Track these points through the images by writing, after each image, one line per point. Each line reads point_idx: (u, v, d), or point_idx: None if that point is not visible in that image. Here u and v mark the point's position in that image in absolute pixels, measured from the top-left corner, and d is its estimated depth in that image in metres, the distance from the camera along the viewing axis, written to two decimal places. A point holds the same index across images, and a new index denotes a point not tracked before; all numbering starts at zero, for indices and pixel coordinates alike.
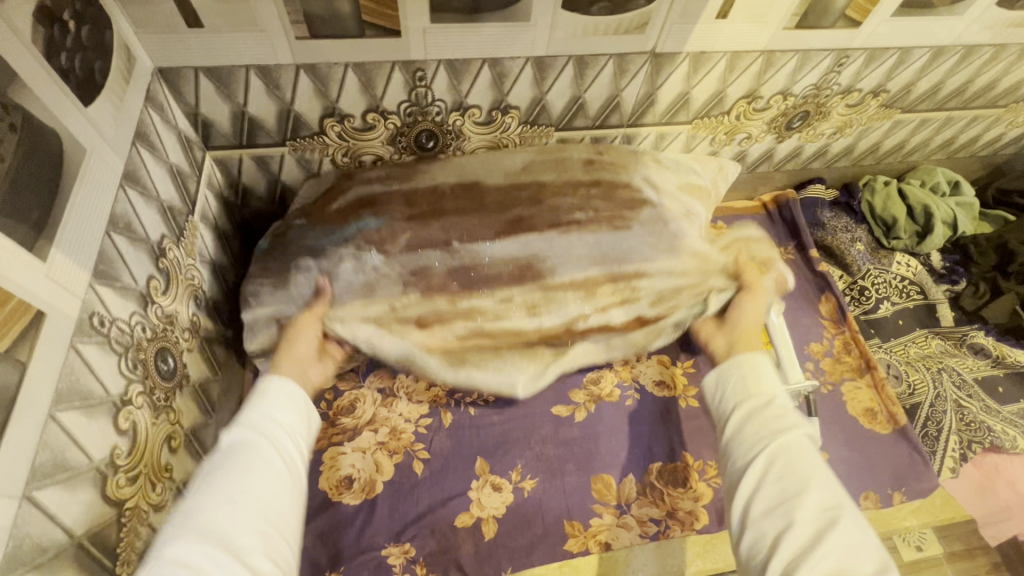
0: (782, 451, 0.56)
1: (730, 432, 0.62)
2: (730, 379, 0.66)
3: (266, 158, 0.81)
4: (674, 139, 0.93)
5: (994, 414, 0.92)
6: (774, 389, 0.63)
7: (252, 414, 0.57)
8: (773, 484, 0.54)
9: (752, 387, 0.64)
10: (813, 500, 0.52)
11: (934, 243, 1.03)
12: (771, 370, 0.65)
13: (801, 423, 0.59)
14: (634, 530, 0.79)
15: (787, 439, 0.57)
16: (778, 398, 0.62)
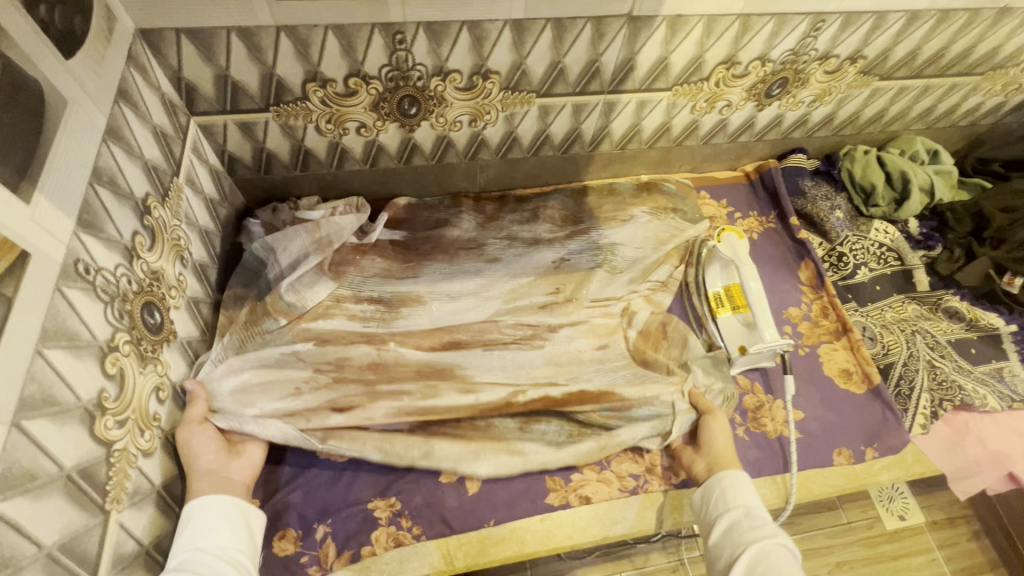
0: (763, 557, 0.63)
1: (718, 547, 0.69)
2: (714, 493, 0.75)
3: (251, 124, 0.82)
4: (654, 107, 0.95)
5: (966, 374, 0.96)
6: (753, 502, 0.72)
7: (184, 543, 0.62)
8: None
9: (730, 499, 0.73)
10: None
11: (911, 211, 1.05)
12: (747, 485, 0.74)
13: (778, 530, 0.67)
14: (614, 485, 0.82)
15: (765, 547, 0.64)
16: (755, 510, 0.70)
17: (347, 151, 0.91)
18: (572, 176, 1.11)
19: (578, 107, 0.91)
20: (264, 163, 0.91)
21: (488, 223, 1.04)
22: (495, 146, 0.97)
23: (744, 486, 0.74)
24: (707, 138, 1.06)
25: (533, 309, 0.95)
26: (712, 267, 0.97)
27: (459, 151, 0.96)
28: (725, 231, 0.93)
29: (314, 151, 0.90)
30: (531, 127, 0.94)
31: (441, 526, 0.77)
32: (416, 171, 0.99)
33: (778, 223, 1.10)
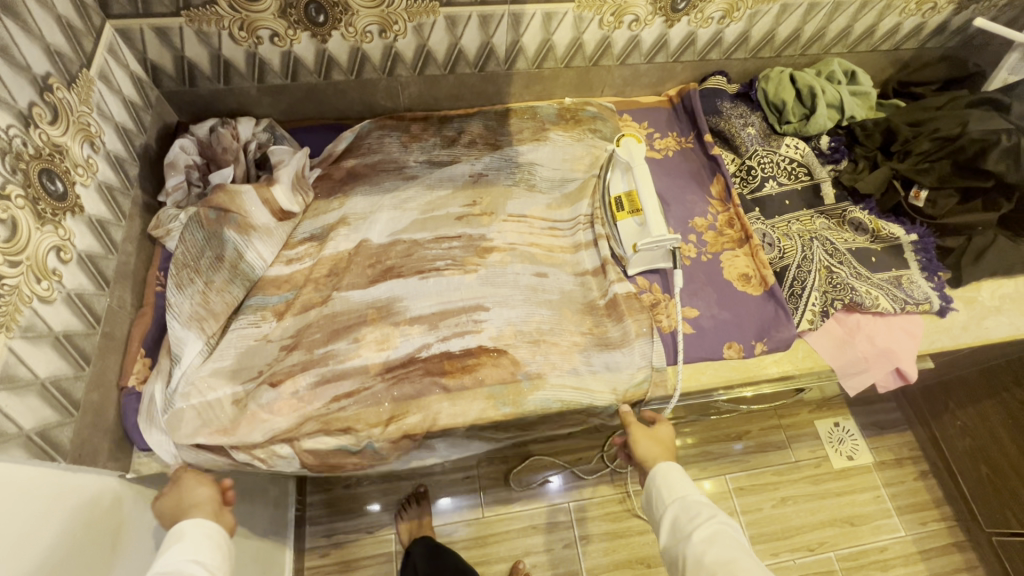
0: (715, 532, 0.68)
1: (668, 543, 0.72)
2: (654, 489, 0.77)
3: (166, 30, 0.88)
4: (562, 20, 0.99)
5: (862, 279, 1.00)
6: (688, 490, 0.75)
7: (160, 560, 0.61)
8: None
9: (669, 489, 0.75)
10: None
11: (820, 124, 1.08)
12: (680, 473, 0.77)
13: (713, 507, 0.72)
14: (507, 368, 0.88)
15: (710, 530, 0.68)
16: (690, 495, 0.74)
17: (265, 63, 0.96)
18: (496, 99, 1.15)
19: (485, 18, 0.95)
20: (187, 74, 0.96)
21: (411, 141, 1.10)
22: (410, 60, 1.01)
23: (677, 477, 0.76)
24: (623, 58, 1.10)
25: (448, 221, 1.02)
26: (614, 173, 1.01)
27: (376, 66, 1.01)
28: (624, 137, 0.98)
29: (233, 62, 0.95)
30: (442, 40, 0.98)
31: (342, 401, 0.84)
32: (338, 87, 1.04)
33: (695, 142, 1.14)
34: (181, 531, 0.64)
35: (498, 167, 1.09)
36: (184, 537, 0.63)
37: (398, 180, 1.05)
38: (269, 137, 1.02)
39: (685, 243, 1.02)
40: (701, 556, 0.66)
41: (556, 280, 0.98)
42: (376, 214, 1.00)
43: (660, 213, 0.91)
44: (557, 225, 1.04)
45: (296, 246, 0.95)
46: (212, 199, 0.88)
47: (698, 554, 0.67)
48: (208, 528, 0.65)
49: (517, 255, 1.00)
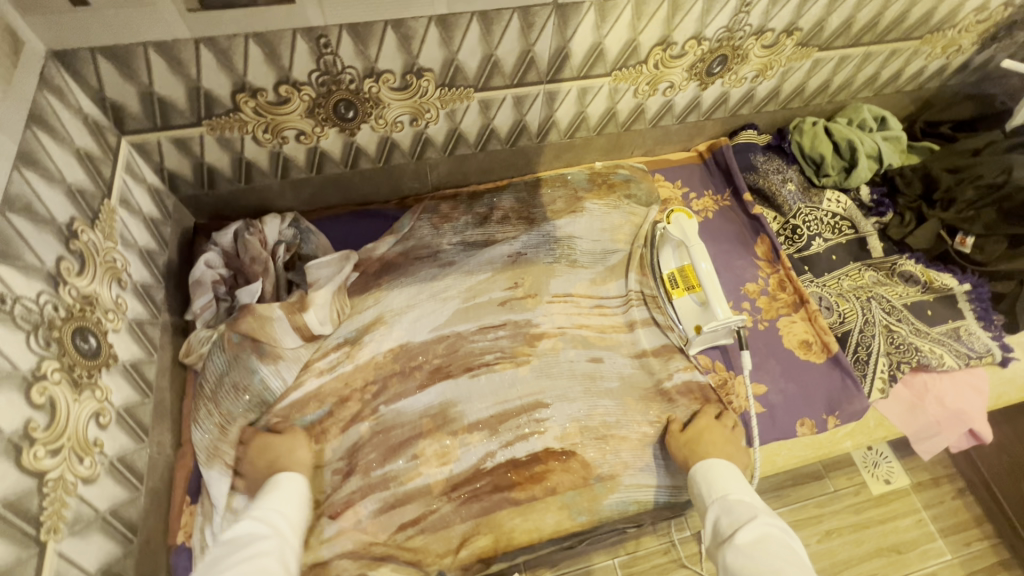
0: (756, 527, 0.64)
1: (709, 547, 0.67)
2: (699, 491, 0.75)
3: (185, 139, 0.81)
4: (597, 93, 0.95)
5: (923, 336, 0.97)
6: (733, 492, 0.71)
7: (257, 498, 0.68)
8: (750, 565, 0.59)
9: (715, 490, 0.73)
10: (789, 569, 0.57)
11: (861, 176, 1.06)
12: (725, 473, 0.74)
13: (760, 507, 0.68)
14: (577, 473, 0.83)
15: (749, 529, 0.64)
16: (734, 494, 0.71)
17: (290, 160, 0.90)
18: (524, 169, 1.11)
19: (519, 99, 0.91)
20: (206, 179, 0.89)
21: (442, 222, 1.04)
22: (441, 143, 0.96)
23: (721, 470, 0.75)
24: (655, 121, 1.06)
25: (491, 308, 0.97)
26: (664, 249, 1.00)
27: (405, 152, 0.96)
28: (674, 211, 0.96)
29: (255, 162, 0.89)
30: (473, 122, 0.93)
31: (409, 529, 0.78)
32: (364, 175, 0.99)
33: (733, 200, 1.10)
34: (279, 481, 0.71)
35: (535, 243, 1.04)
36: (282, 487, 0.70)
37: (434, 267, 1.00)
38: (296, 233, 0.96)
39: (755, 317, 0.98)
40: (735, 546, 0.62)
41: (612, 364, 0.93)
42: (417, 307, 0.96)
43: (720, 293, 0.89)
44: (605, 302, 1.00)
45: (328, 353, 0.90)
46: (240, 322, 0.83)
47: (729, 551, 0.62)
48: (298, 489, 0.71)
49: (568, 340, 0.95)
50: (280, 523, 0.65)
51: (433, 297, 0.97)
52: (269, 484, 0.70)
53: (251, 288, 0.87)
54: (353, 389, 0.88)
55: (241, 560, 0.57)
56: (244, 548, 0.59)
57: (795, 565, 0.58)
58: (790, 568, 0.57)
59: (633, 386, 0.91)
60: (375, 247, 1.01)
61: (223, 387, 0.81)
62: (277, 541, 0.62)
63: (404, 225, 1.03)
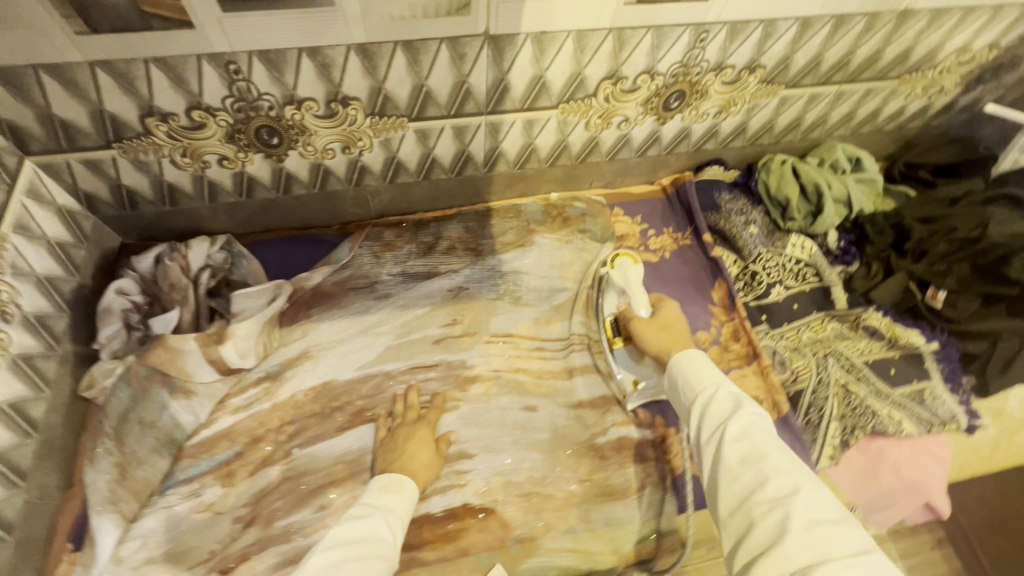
0: (742, 427, 0.60)
1: (697, 436, 0.64)
2: (681, 381, 0.70)
3: (98, 161, 0.77)
4: (544, 125, 0.90)
5: (883, 398, 0.91)
6: (718, 378, 0.67)
7: (376, 495, 0.69)
8: (736, 476, 0.57)
9: (698, 381, 0.68)
10: (775, 481, 0.54)
11: (828, 222, 1.00)
12: (706, 363, 0.70)
13: (748, 399, 0.63)
14: (495, 532, 0.78)
15: (739, 421, 0.61)
16: (722, 385, 0.66)
17: (215, 184, 0.86)
18: (475, 198, 1.06)
19: (459, 129, 0.86)
20: (127, 200, 0.85)
21: (384, 250, 1.00)
22: (379, 171, 0.91)
23: (701, 363, 0.70)
24: (612, 154, 1.01)
25: (424, 346, 0.92)
26: (608, 291, 0.94)
27: (341, 178, 0.91)
28: (617, 255, 0.93)
29: (179, 185, 0.85)
30: (412, 151, 0.89)
31: None
32: (300, 200, 0.94)
33: (693, 240, 1.05)
34: (403, 483, 0.72)
35: (479, 277, 0.99)
36: (403, 489, 0.71)
37: (369, 299, 0.95)
38: (226, 257, 0.92)
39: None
40: (720, 453, 0.60)
41: (547, 414, 0.87)
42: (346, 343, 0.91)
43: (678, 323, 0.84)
44: (547, 345, 0.94)
45: (245, 389, 0.85)
46: (148, 354, 0.79)
47: (721, 442, 0.60)
48: (414, 498, 0.71)
49: (502, 385, 0.90)
50: (396, 531, 0.65)
51: (365, 332, 0.92)
52: (393, 482, 0.72)
53: (166, 317, 0.83)
54: (268, 429, 0.83)
55: (355, 559, 0.58)
56: (363, 546, 0.60)
57: (784, 472, 0.55)
58: (774, 480, 0.54)
59: (565, 439, 0.86)
60: (308, 276, 0.96)
61: (125, 424, 0.77)
62: (393, 549, 0.62)
63: (342, 255, 0.98)
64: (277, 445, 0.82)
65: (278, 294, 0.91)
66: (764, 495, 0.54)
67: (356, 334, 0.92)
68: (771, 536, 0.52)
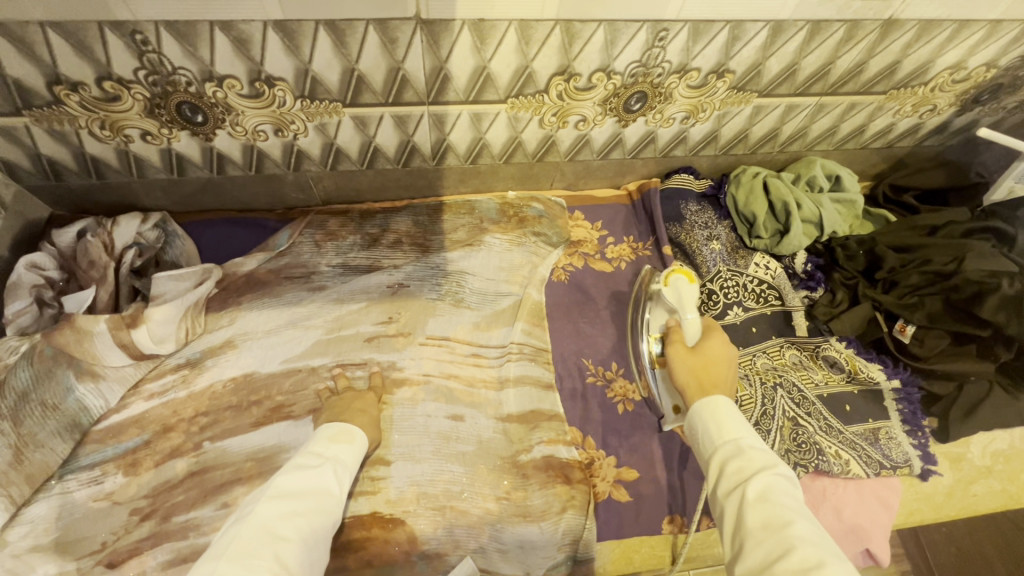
0: (767, 494, 0.50)
1: (713, 496, 0.55)
2: (697, 427, 0.61)
3: (10, 129, 0.73)
4: (494, 120, 0.84)
5: (833, 436, 0.85)
6: (742, 428, 0.58)
7: (324, 443, 0.66)
8: (760, 551, 0.47)
9: (718, 428, 0.58)
10: (802, 554, 0.45)
11: (794, 244, 0.93)
12: (730, 408, 0.60)
13: (777, 459, 0.53)
14: (402, 546, 0.75)
15: (762, 482, 0.51)
16: (745, 439, 0.56)
17: (142, 160, 0.82)
18: (428, 191, 1.01)
19: (400, 118, 0.81)
20: (51, 171, 0.82)
21: (326, 240, 0.95)
22: (318, 157, 0.87)
23: (727, 412, 0.59)
24: (572, 154, 0.95)
25: (354, 343, 0.87)
26: (657, 310, 0.85)
27: (278, 162, 0.87)
28: (674, 271, 0.83)
29: (103, 158, 0.81)
30: (352, 138, 0.84)
31: None
32: (237, 181, 0.90)
33: (654, 251, 0.99)
34: (354, 435, 0.69)
35: (422, 274, 0.94)
36: (353, 442, 0.68)
37: (302, 290, 0.91)
38: (159, 235, 0.89)
39: (610, 384, 0.89)
40: (743, 521, 0.50)
41: (474, 425, 0.83)
42: (272, 333, 0.87)
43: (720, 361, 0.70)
44: (485, 351, 0.89)
45: (164, 374, 0.82)
46: (55, 334, 0.76)
47: (742, 511, 0.50)
48: (363, 450, 0.69)
49: (431, 390, 0.85)
50: (344, 483, 0.63)
51: (294, 323, 0.88)
52: (343, 433, 0.68)
53: (80, 296, 0.80)
54: (179, 419, 0.79)
55: (297, 515, 0.55)
56: (310, 500, 0.57)
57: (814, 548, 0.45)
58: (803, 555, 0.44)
59: (490, 452, 0.82)
60: (242, 262, 0.92)
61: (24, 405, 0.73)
62: (339, 502, 0.61)
63: (280, 242, 0.94)
64: (188, 437, 0.78)
65: (206, 278, 0.88)
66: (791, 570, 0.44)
67: (285, 325, 0.88)
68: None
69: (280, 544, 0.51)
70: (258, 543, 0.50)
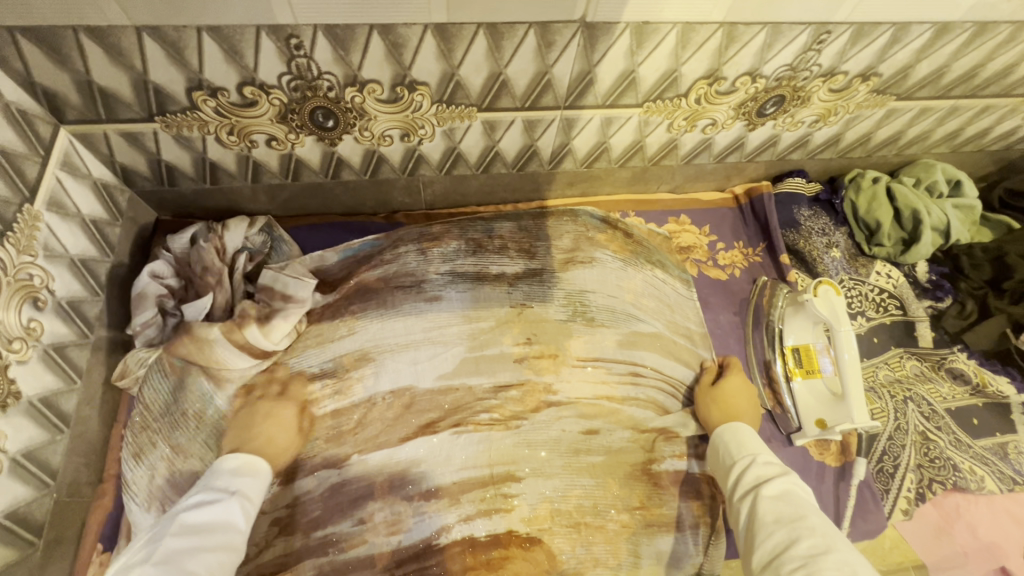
0: (783, 495, 0.56)
1: (733, 500, 0.61)
2: (725, 449, 0.69)
3: (138, 135, 0.70)
4: (623, 124, 0.80)
5: (963, 450, 0.83)
6: (762, 448, 0.66)
7: (226, 478, 0.60)
8: (768, 537, 0.53)
9: (741, 446, 0.67)
10: (808, 542, 0.50)
11: (921, 253, 0.93)
12: (754, 435, 0.68)
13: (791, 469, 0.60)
14: (543, 566, 0.71)
15: (779, 485, 0.58)
16: (764, 457, 0.64)
17: (261, 165, 0.79)
18: (533, 195, 0.97)
19: (530, 123, 0.77)
20: (166, 176, 0.79)
21: (431, 246, 0.86)
22: (436, 162, 0.83)
23: (749, 434, 0.68)
24: (688, 158, 0.91)
25: (505, 364, 0.80)
26: (794, 320, 0.87)
27: (395, 166, 0.83)
28: (821, 283, 0.81)
29: (222, 163, 0.77)
30: (476, 143, 0.80)
31: None
32: (349, 186, 0.87)
33: (765, 256, 0.97)
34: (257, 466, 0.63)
35: (538, 290, 0.85)
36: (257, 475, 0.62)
37: (416, 301, 0.81)
38: (265, 240, 0.86)
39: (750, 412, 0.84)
40: (756, 514, 0.56)
41: (607, 438, 0.79)
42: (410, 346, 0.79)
43: (857, 395, 0.75)
44: (605, 365, 0.82)
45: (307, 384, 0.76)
46: (176, 346, 0.74)
47: (758, 509, 0.56)
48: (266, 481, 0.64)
49: (558, 398, 0.80)
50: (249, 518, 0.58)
51: (424, 329, 0.80)
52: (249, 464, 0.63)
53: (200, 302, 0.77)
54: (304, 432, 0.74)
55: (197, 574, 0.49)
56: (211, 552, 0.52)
57: (815, 530, 0.51)
58: (807, 540, 0.51)
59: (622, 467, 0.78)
60: (322, 256, 0.85)
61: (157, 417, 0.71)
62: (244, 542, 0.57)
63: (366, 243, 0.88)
64: (318, 452, 0.74)
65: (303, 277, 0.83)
66: (796, 554, 0.50)
67: (417, 327, 0.80)
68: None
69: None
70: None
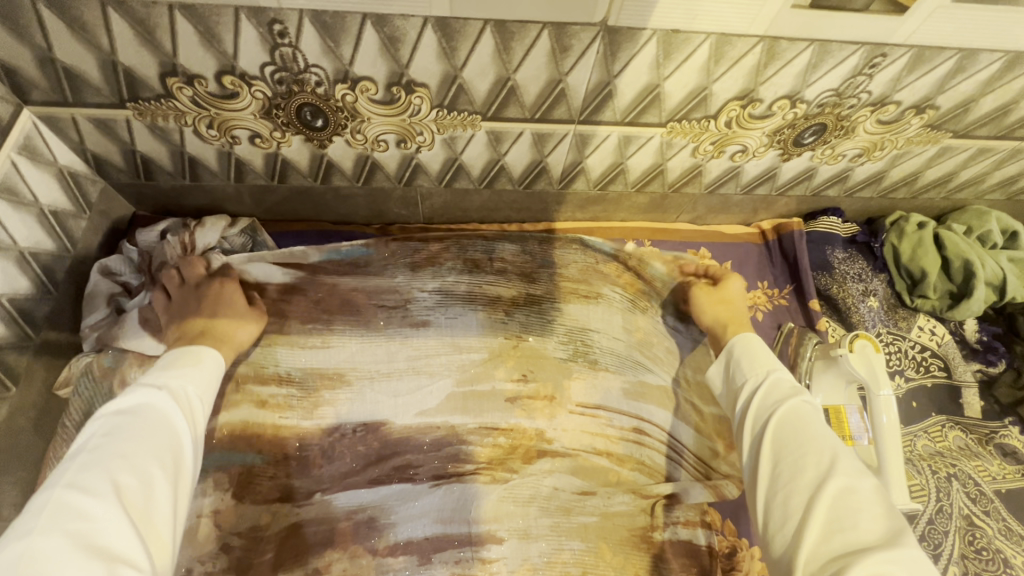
0: (792, 416, 0.52)
1: (742, 417, 0.58)
2: (734, 364, 0.63)
3: (109, 122, 0.64)
4: (643, 144, 0.72)
5: (1015, 542, 0.71)
6: (775, 364, 0.60)
7: (158, 373, 0.54)
8: (773, 469, 0.51)
9: (754, 364, 0.61)
10: (811, 472, 0.48)
11: (970, 310, 0.82)
12: (766, 350, 0.63)
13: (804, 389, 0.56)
14: None
15: (789, 408, 0.53)
16: (780, 374, 0.58)
17: (244, 163, 0.72)
18: (540, 216, 0.89)
19: (541, 136, 0.70)
20: (142, 169, 0.72)
21: (424, 264, 0.78)
22: (436, 173, 0.76)
23: (762, 348, 0.63)
24: (713, 187, 0.83)
25: (497, 402, 0.72)
26: (824, 375, 0.76)
27: (390, 175, 0.76)
28: (858, 337, 0.72)
29: (202, 159, 0.71)
30: (479, 155, 0.73)
31: None
32: (340, 193, 0.80)
33: (792, 299, 0.87)
34: (202, 356, 0.58)
35: (537, 320, 0.77)
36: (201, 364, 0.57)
37: (400, 327, 0.74)
38: (246, 242, 0.78)
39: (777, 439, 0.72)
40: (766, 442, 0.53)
41: (602, 497, 0.69)
42: (392, 376, 0.71)
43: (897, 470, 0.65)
44: (606, 415, 0.73)
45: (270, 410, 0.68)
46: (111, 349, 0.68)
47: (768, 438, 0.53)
48: (214, 372, 0.59)
49: (550, 445, 0.71)
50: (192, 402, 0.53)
51: (406, 358, 0.72)
52: (187, 357, 0.58)
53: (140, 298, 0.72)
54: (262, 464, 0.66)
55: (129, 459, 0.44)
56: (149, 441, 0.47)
57: (820, 459, 0.48)
58: (811, 468, 0.48)
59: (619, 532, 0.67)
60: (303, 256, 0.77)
61: None
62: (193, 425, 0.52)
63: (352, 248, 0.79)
64: (278, 487, 0.65)
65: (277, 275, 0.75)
66: (802, 484, 0.48)
67: (397, 354, 0.72)
68: (792, 517, 0.47)
69: (111, 489, 0.42)
70: (69, 536, 0.39)
